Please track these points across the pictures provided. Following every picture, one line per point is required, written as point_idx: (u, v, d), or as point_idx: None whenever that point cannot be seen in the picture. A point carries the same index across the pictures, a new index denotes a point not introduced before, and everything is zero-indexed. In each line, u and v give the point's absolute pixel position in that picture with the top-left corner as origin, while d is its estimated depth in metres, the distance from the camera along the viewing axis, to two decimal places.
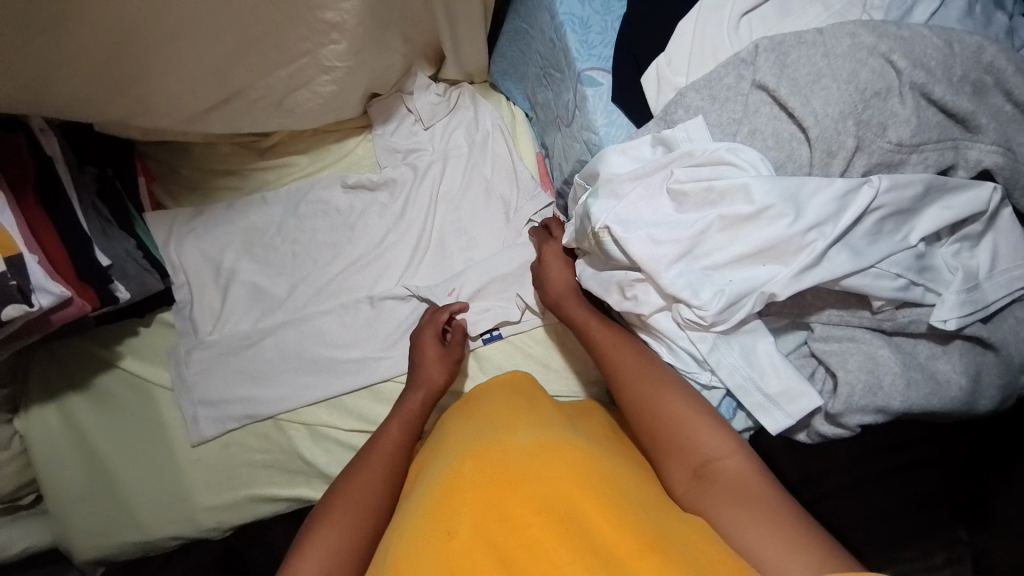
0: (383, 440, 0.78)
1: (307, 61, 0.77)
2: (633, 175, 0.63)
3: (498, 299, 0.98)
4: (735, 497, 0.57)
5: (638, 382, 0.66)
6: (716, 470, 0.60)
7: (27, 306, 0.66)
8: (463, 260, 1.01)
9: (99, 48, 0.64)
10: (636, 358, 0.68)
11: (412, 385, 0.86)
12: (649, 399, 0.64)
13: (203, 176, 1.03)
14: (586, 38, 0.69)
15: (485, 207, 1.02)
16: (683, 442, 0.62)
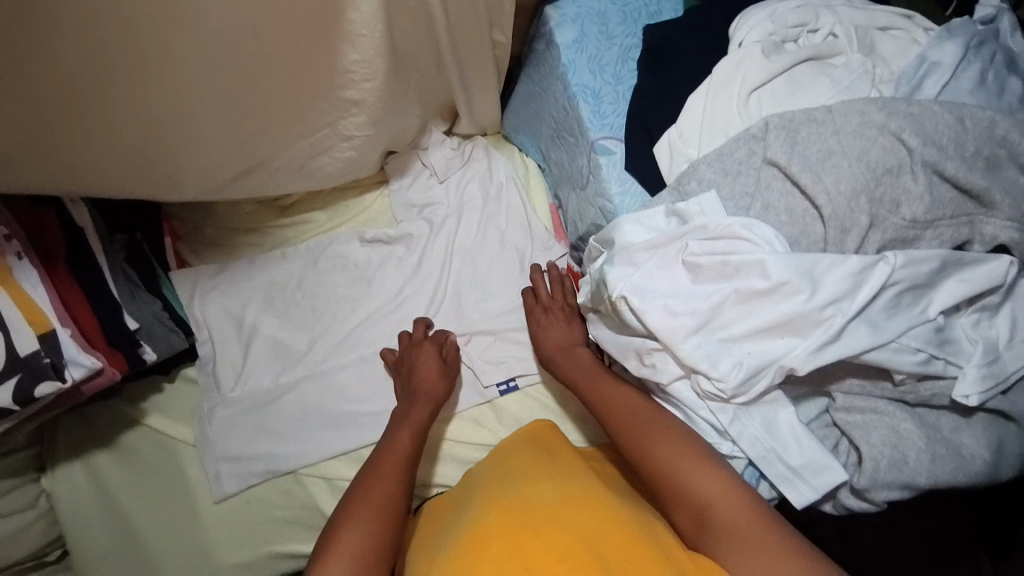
0: (387, 454, 0.80)
1: (327, 132, 0.80)
2: (648, 245, 0.63)
3: (515, 351, 1.00)
4: (736, 542, 0.57)
5: (634, 413, 0.67)
6: (715, 516, 0.59)
7: (61, 382, 0.68)
8: (479, 312, 1.03)
9: (133, 130, 0.67)
10: (626, 401, 0.69)
11: (413, 398, 0.89)
12: (642, 439, 0.65)
13: (226, 234, 1.06)
14: (598, 108, 0.71)
15: (500, 257, 1.03)
16: (680, 485, 0.62)
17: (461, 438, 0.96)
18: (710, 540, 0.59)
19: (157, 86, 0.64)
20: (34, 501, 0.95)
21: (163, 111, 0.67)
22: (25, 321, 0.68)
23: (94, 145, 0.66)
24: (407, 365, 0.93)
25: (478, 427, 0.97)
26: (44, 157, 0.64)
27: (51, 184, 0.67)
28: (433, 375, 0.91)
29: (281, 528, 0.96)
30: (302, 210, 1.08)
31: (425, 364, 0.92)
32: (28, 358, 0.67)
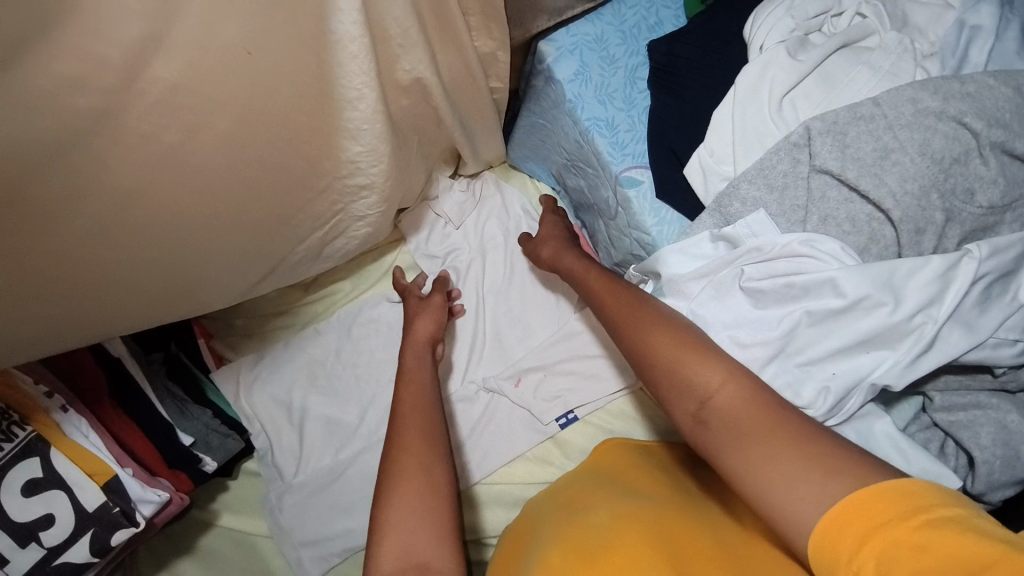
0: (398, 405, 0.73)
1: (341, 217, 0.77)
2: (699, 274, 0.59)
3: (567, 382, 0.98)
4: (740, 435, 0.46)
5: (631, 320, 0.59)
6: (718, 405, 0.48)
7: (134, 526, 0.67)
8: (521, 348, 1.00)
9: (156, 264, 0.65)
10: (627, 306, 0.60)
11: (409, 343, 0.86)
12: (638, 334, 0.56)
13: (257, 322, 1.06)
14: (615, 138, 0.67)
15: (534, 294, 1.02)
16: (683, 376, 0.52)
17: (530, 480, 0.95)
18: (714, 433, 0.48)
19: (165, 229, 0.63)
20: None
21: (178, 248, 0.65)
22: (86, 474, 0.67)
23: (120, 302, 0.65)
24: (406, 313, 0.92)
25: (545, 465, 0.96)
26: (75, 326, 0.64)
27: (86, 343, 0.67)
28: (419, 309, 0.92)
29: None
30: (325, 283, 1.07)
31: (420, 313, 0.91)
32: (98, 512, 0.66)
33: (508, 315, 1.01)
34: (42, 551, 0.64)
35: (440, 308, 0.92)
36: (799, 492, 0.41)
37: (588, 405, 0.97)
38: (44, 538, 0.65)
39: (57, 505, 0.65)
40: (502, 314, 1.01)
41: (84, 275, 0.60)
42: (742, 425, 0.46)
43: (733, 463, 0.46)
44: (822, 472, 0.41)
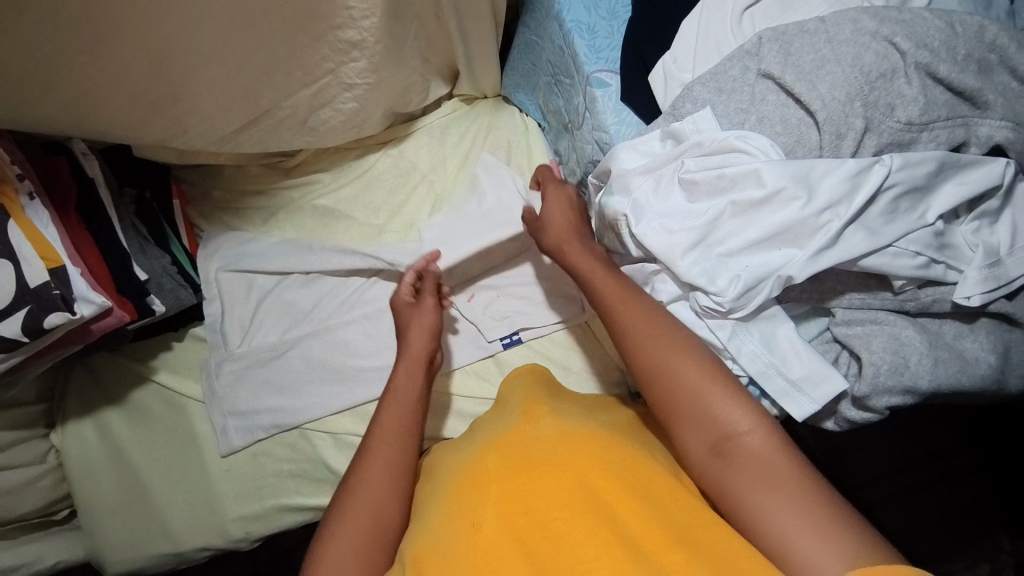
0: (381, 436, 0.69)
1: (330, 80, 0.81)
2: (644, 168, 0.65)
3: (518, 305, 1.00)
4: (764, 481, 0.51)
5: (650, 342, 0.61)
6: (741, 442, 0.53)
7: (70, 313, 0.69)
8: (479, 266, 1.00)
9: (139, 70, 0.69)
10: (648, 329, 0.61)
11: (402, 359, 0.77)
12: (665, 371, 0.58)
13: (233, 197, 1.08)
14: (593, 42, 0.72)
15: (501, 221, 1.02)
16: (707, 410, 0.56)
17: (463, 393, 0.96)
18: (731, 469, 0.53)
19: (157, 35, 0.66)
20: (44, 456, 0.97)
21: (163, 63, 0.69)
22: (35, 253, 0.68)
23: (106, 101, 0.71)
24: (401, 321, 0.83)
25: (480, 380, 0.97)
26: (64, 106, 0.69)
27: (67, 127, 0.73)
28: (419, 316, 0.83)
29: (287, 482, 0.98)
30: (306, 172, 1.08)
31: (414, 321, 0.82)
32: (39, 288, 0.68)
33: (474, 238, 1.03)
34: None
35: (433, 315, 0.83)
36: (820, 547, 0.46)
37: (534, 331, 0.99)
38: None
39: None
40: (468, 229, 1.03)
41: (79, 61, 0.65)
42: (767, 474, 0.51)
43: (753, 508, 0.51)
44: (841, 536, 0.46)
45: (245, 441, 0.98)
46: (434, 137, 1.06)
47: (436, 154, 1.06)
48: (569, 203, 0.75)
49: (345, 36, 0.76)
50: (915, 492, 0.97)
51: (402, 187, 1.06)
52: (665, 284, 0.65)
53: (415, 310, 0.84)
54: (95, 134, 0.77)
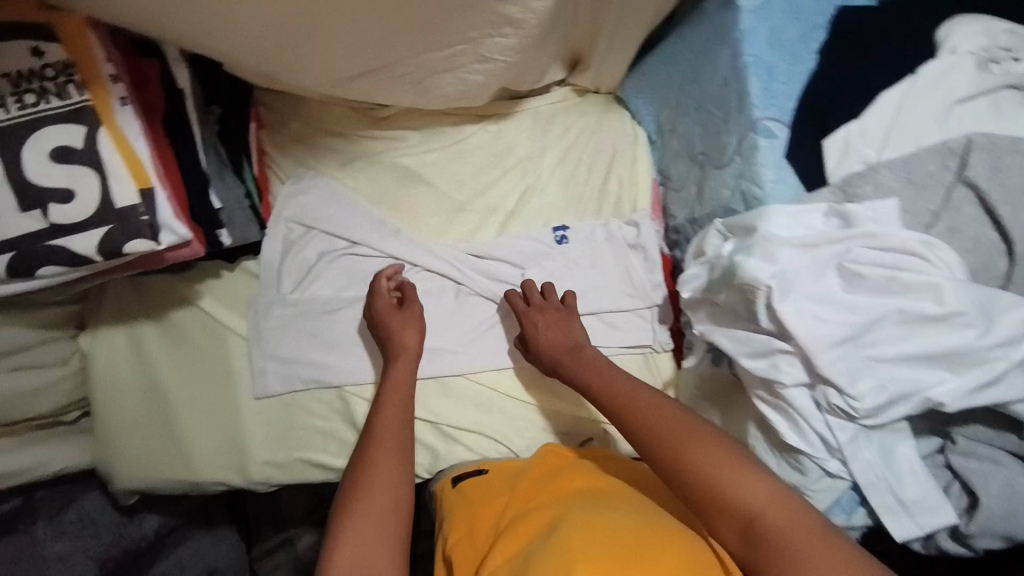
0: (382, 432, 0.83)
1: (466, 48, 0.72)
2: (802, 244, 0.62)
3: (587, 319, 0.98)
4: (800, 559, 0.58)
5: (667, 441, 0.70)
6: (763, 524, 0.61)
7: (152, 243, 0.64)
8: (545, 271, 0.99)
9: (287, 3, 0.59)
10: (666, 422, 0.72)
11: (390, 355, 0.91)
12: (681, 459, 0.68)
13: (310, 133, 1.00)
14: (769, 85, 0.67)
15: (590, 233, 0.99)
16: (731, 498, 0.64)
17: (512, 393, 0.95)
18: (763, 555, 0.60)
19: None
20: (67, 358, 0.92)
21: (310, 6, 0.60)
22: (126, 170, 0.61)
23: (236, 22, 0.62)
24: (370, 314, 0.94)
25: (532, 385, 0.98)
26: (199, 14, 0.60)
27: (188, 34, 0.64)
28: (399, 322, 0.92)
29: (316, 438, 0.97)
30: (392, 125, 1.00)
31: (406, 325, 0.92)
32: (123, 210, 0.62)
33: (558, 245, 1.00)
34: (43, 224, 0.61)
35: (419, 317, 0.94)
36: None
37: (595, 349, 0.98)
38: (55, 210, 0.61)
39: (81, 182, 0.60)
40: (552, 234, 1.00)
41: None
42: (801, 552, 0.59)
43: None
44: None
45: (285, 390, 0.96)
46: (538, 123, 0.99)
47: (537, 143, 1.00)
48: (564, 317, 0.92)
49: (503, 10, 0.66)
50: None
51: (492, 168, 1.00)
52: (791, 368, 0.64)
53: (403, 313, 0.93)
54: (206, 47, 0.68)
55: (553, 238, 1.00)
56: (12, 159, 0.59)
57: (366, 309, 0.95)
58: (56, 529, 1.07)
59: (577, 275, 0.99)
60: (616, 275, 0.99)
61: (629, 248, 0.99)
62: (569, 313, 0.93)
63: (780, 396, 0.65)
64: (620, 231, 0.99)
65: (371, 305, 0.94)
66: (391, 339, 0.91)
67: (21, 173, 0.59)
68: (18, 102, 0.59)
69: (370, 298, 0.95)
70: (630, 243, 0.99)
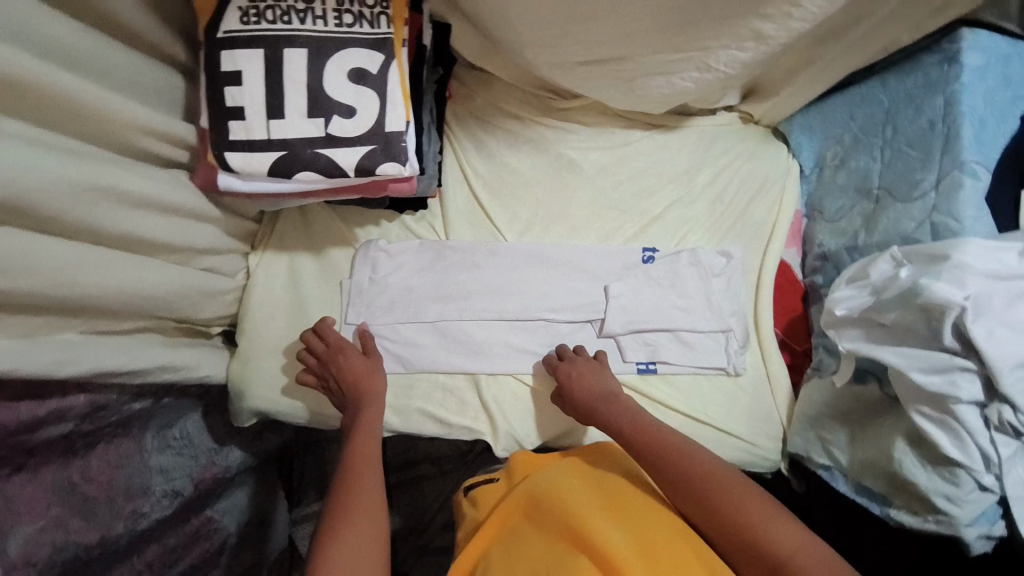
0: (353, 492, 0.83)
1: (696, 56, 0.81)
2: (991, 274, 0.67)
3: (663, 335, 1.04)
4: None
5: (707, 479, 0.79)
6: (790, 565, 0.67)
7: (401, 167, 0.70)
8: (625, 286, 1.04)
9: None
10: (706, 463, 0.80)
11: (360, 401, 0.92)
12: (722, 495, 0.76)
13: (493, 111, 1.08)
14: (979, 135, 0.79)
15: (675, 256, 1.05)
16: (761, 538, 0.71)
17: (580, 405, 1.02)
18: None
19: None
20: (237, 272, 0.97)
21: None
22: (402, 102, 0.68)
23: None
24: (327, 364, 0.94)
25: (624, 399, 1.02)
26: None
27: None
28: (363, 367, 0.93)
29: (436, 392, 1.01)
30: (567, 118, 1.08)
31: (368, 374, 0.93)
32: (391, 135, 0.68)
33: (645, 263, 1.06)
34: (321, 132, 0.67)
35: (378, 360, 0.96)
36: None
37: (670, 366, 1.03)
38: (335, 121, 0.67)
39: (367, 104, 0.67)
40: (640, 253, 1.06)
41: None
42: None
43: None
44: None
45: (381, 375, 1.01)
46: (698, 139, 1.07)
47: (696, 158, 1.07)
48: (591, 367, 0.96)
49: (757, 27, 0.74)
50: None
51: (647, 174, 1.07)
52: (966, 384, 0.66)
53: (367, 369, 0.94)
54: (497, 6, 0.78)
55: (640, 257, 1.06)
56: (318, 68, 0.66)
57: (336, 357, 0.94)
58: (160, 442, 1.01)
59: (655, 293, 1.05)
60: (710, 301, 1.04)
61: (714, 276, 1.04)
62: (590, 360, 0.97)
63: (948, 412, 0.68)
64: (707, 258, 1.05)
65: (330, 362, 0.94)
66: (354, 390, 0.92)
67: (320, 83, 0.66)
68: (337, 20, 0.66)
69: (335, 353, 0.94)
70: (716, 270, 1.05)
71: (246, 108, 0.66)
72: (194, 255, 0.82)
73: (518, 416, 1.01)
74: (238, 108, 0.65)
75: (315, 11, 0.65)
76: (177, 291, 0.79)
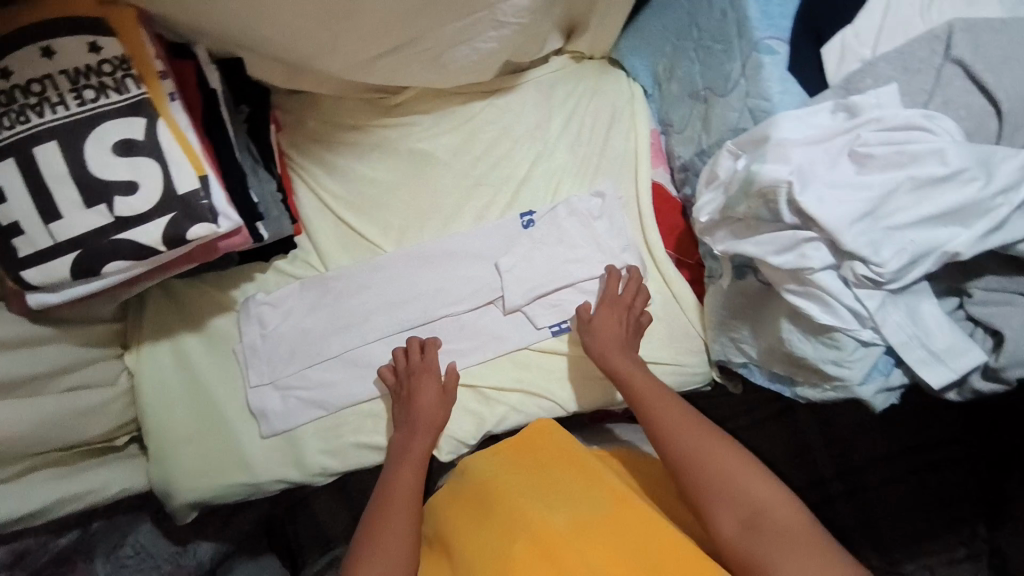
0: (391, 497, 0.84)
1: (483, 16, 0.78)
2: (809, 140, 0.68)
3: (568, 292, 1.04)
4: (789, 545, 0.69)
5: (687, 429, 0.82)
6: (765, 514, 0.73)
7: (215, 226, 0.66)
8: (515, 257, 1.03)
9: None
10: (682, 412, 0.84)
11: (418, 429, 0.91)
12: (706, 441, 0.80)
13: (327, 129, 1.03)
14: (766, 9, 0.73)
15: (553, 213, 1.05)
16: (734, 486, 0.75)
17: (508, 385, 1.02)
18: (760, 539, 0.71)
19: None
20: (116, 378, 0.92)
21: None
22: (185, 158, 0.65)
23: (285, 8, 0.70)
24: (406, 393, 0.94)
25: (548, 364, 1.03)
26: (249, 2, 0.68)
27: (243, 22, 0.71)
28: (439, 394, 0.93)
29: (366, 421, 0.99)
30: (404, 112, 1.05)
31: (424, 388, 0.93)
32: (186, 197, 0.64)
33: (525, 230, 1.05)
34: (109, 218, 0.63)
35: (452, 383, 0.95)
36: None
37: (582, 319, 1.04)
38: (117, 202, 0.63)
39: (145, 173, 0.63)
40: (519, 219, 1.05)
41: None
42: (786, 540, 0.70)
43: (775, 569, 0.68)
44: None
45: (301, 425, 0.97)
46: (538, 91, 1.05)
47: (542, 111, 1.06)
48: (619, 312, 0.96)
49: None
50: (913, 474, 1.24)
51: (501, 142, 1.05)
52: (818, 251, 0.68)
53: (421, 385, 0.94)
54: (257, 27, 0.73)
55: (520, 223, 1.05)
56: (77, 156, 0.62)
57: (414, 383, 0.94)
58: (114, 565, 1.01)
59: (546, 254, 1.04)
60: (600, 244, 1.04)
61: (597, 218, 1.04)
62: (617, 300, 0.97)
63: (808, 282, 0.70)
64: (582, 203, 1.04)
65: (408, 383, 0.94)
66: (419, 414, 0.92)
67: (86, 170, 0.62)
68: (78, 99, 0.62)
69: (410, 378, 0.94)
70: (594, 213, 1.04)
71: (23, 220, 0.62)
72: (48, 381, 0.82)
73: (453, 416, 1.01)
74: (14, 224, 0.62)
75: (51, 99, 0.61)
76: (35, 426, 0.79)
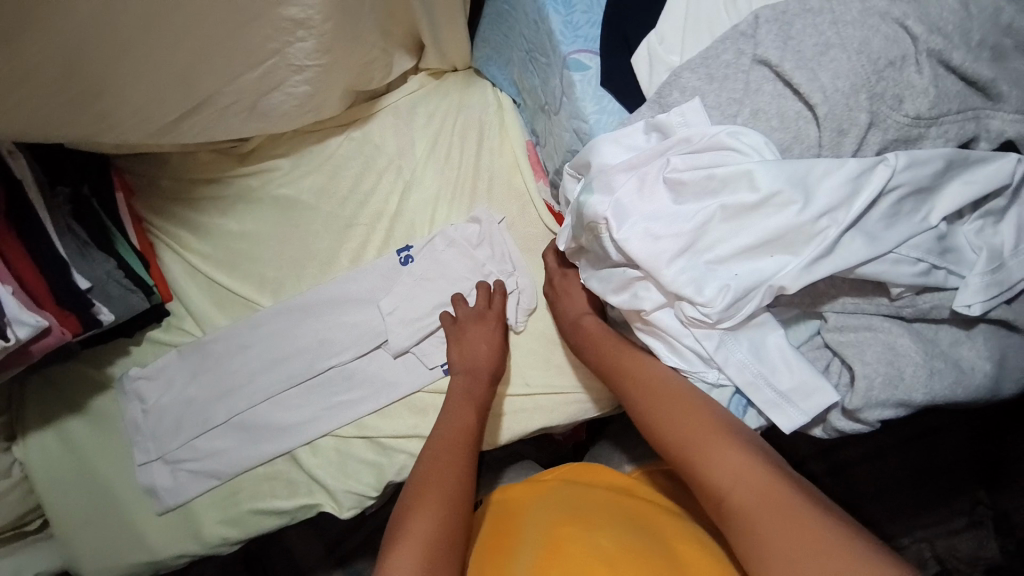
0: (442, 445, 0.73)
1: (276, 62, 0.75)
2: (627, 165, 0.59)
3: None
4: (776, 526, 0.49)
5: (651, 399, 0.62)
6: (738, 500, 0.52)
7: (2, 339, 0.64)
8: (396, 298, 0.94)
9: (57, 69, 0.60)
10: (642, 370, 0.65)
11: (476, 375, 0.84)
12: (660, 408, 0.61)
13: (185, 186, 1.00)
14: (570, 18, 0.67)
15: (430, 244, 0.95)
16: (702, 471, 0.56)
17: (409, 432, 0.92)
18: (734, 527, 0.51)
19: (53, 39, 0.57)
20: (7, 471, 0.92)
21: (76, 61, 0.60)
22: None
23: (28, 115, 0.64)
24: (464, 335, 0.87)
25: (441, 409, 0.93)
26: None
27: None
28: (494, 345, 0.86)
29: (262, 483, 0.93)
30: (262, 158, 1.00)
31: (486, 329, 0.87)
32: None
33: (404, 266, 0.96)
34: None
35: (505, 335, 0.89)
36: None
37: None
38: None
39: None
40: (397, 256, 0.96)
41: None
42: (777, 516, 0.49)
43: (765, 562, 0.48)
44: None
45: (196, 496, 0.93)
46: (399, 116, 1.00)
47: (404, 136, 0.99)
48: (577, 279, 0.79)
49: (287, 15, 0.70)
50: (891, 449, 1.07)
51: (367, 175, 0.99)
52: (649, 292, 0.61)
53: (483, 323, 0.88)
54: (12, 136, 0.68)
55: (398, 260, 0.96)
56: None
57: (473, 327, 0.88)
58: None
59: (430, 289, 0.94)
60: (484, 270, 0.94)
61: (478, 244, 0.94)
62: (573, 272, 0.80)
63: (651, 322, 0.62)
64: (458, 231, 0.95)
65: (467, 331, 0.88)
66: (475, 357, 0.85)
67: None
68: None
69: (470, 325, 0.88)
70: (474, 241, 0.95)
71: None
72: None
73: (345, 473, 0.92)
74: None
75: None
76: None
